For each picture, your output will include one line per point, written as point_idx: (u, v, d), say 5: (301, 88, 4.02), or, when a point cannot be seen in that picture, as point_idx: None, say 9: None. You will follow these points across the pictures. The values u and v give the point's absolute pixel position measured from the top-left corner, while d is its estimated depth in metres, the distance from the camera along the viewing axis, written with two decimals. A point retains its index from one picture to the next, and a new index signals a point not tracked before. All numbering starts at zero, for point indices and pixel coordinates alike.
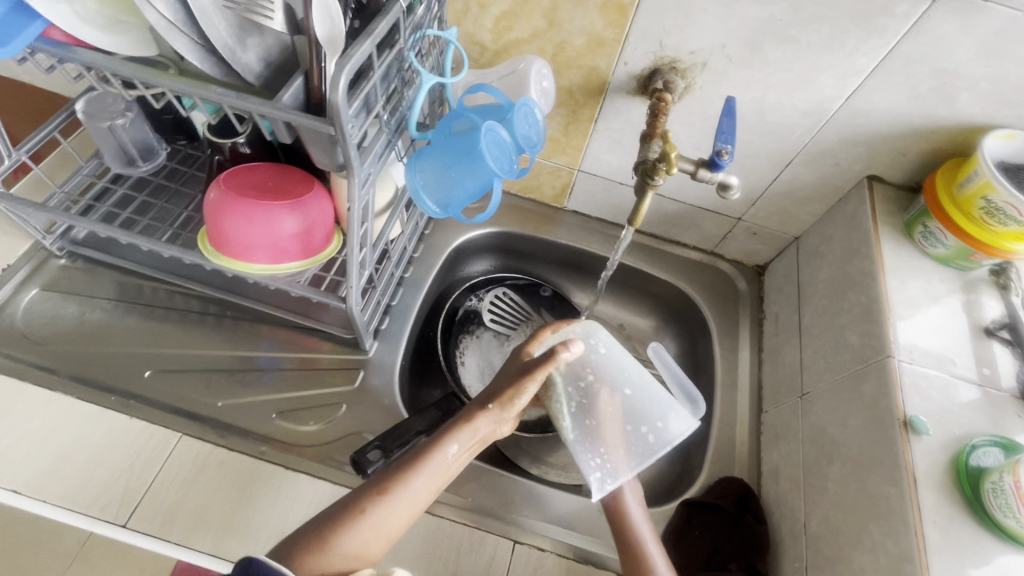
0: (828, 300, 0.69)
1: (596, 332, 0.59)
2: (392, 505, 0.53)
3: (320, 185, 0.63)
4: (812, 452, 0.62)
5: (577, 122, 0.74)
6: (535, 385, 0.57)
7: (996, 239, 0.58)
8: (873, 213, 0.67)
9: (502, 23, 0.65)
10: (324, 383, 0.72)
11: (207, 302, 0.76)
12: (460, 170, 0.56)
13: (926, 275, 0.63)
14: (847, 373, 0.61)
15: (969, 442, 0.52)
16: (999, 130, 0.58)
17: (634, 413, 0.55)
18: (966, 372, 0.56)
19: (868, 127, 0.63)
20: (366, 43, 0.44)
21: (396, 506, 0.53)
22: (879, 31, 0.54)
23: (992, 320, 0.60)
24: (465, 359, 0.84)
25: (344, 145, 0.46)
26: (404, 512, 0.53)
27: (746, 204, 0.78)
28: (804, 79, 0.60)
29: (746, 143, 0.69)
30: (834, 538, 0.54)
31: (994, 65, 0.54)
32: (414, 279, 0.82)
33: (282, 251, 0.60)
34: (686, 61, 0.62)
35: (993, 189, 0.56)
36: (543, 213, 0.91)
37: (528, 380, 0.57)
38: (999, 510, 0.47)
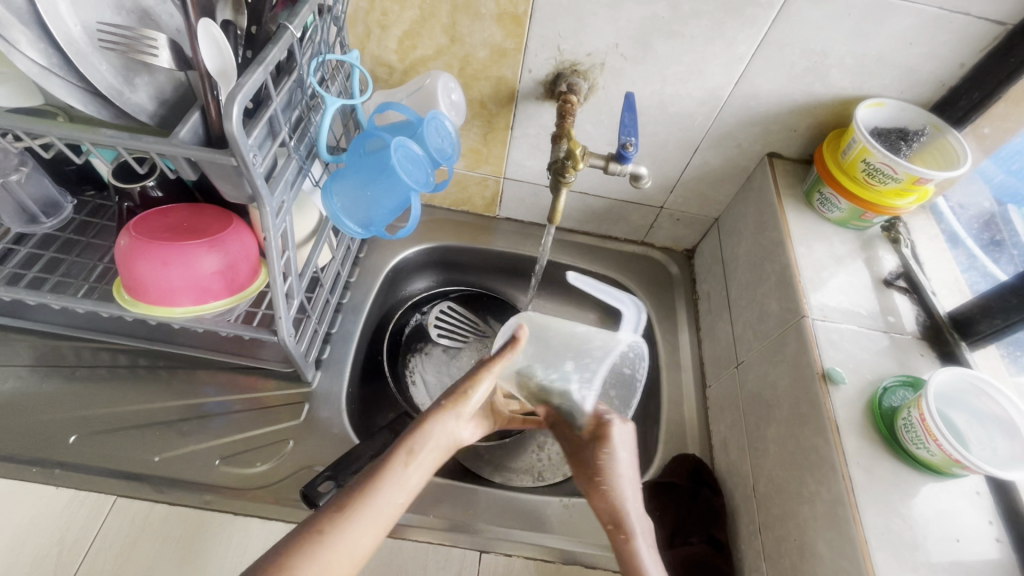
0: (748, 273, 0.73)
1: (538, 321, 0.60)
2: (345, 526, 0.43)
3: (238, 221, 0.61)
4: (751, 417, 0.65)
5: (494, 131, 0.76)
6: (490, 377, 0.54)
7: (881, 198, 0.63)
8: (777, 188, 0.71)
9: (405, 42, 0.66)
10: (269, 421, 0.70)
11: (134, 355, 0.73)
12: (376, 189, 0.56)
13: (828, 238, 0.68)
14: (772, 338, 0.65)
15: (881, 385, 0.56)
16: (869, 100, 0.64)
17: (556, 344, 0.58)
18: (873, 321, 0.61)
19: (758, 108, 0.68)
20: (257, 72, 0.44)
21: (358, 526, 0.44)
22: (752, 20, 0.59)
23: (890, 271, 0.65)
24: (416, 378, 0.84)
25: (250, 175, 0.46)
26: (373, 530, 0.44)
27: (665, 191, 0.82)
28: (695, 69, 0.64)
29: (654, 134, 0.73)
30: (779, 495, 0.57)
31: (854, 42, 0.59)
32: (353, 304, 0.81)
33: (205, 290, 0.58)
34: (586, 63, 0.65)
35: (870, 152, 0.60)
36: (477, 224, 0.92)
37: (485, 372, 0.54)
38: (912, 443, 0.50)
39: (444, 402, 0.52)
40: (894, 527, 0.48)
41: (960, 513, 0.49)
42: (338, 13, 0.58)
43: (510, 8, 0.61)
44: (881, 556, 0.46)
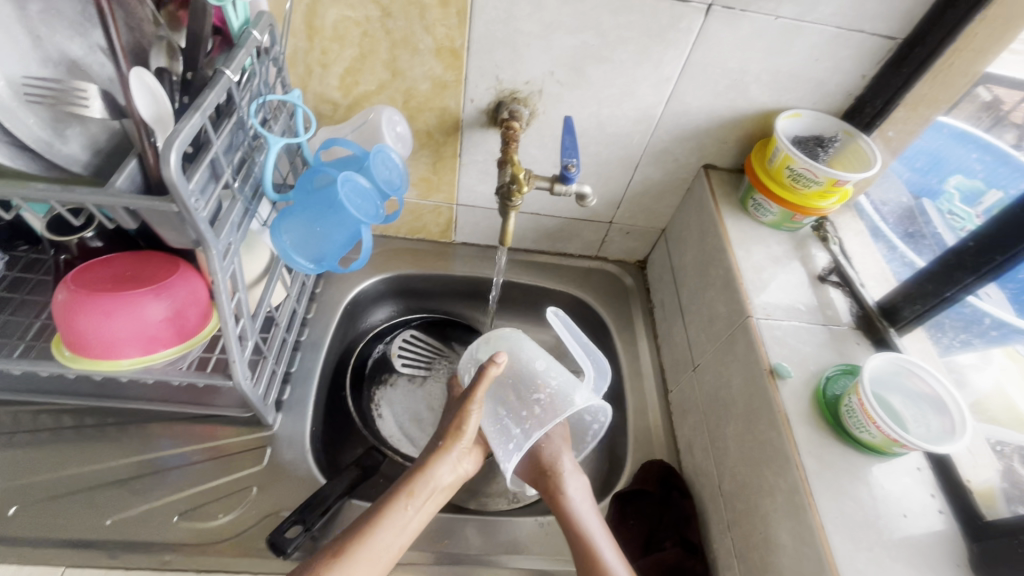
0: (695, 279, 0.77)
1: (527, 357, 0.66)
2: (354, 565, 0.50)
3: (185, 264, 0.60)
4: (711, 417, 0.67)
5: (443, 159, 0.78)
6: (476, 411, 0.61)
7: (807, 200, 0.67)
8: (714, 197, 0.75)
9: (347, 79, 0.67)
10: (230, 469, 0.68)
11: (80, 414, 0.69)
12: (326, 224, 0.56)
13: (765, 240, 0.72)
14: (722, 339, 0.68)
15: (824, 375, 0.59)
16: (787, 111, 0.69)
17: (523, 387, 0.64)
18: (812, 315, 0.65)
19: (689, 124, 0.72)
20: (193, 117, 0.44)
21: (359, 563, 0.51)
22: (674, 44, 0.63)
23: (823, 267, 0.70)
24: (383, 412, 0.83)
25: (193, 220, 0.46)
26: (372, 567, 0.51)
27: (612, 207, 0.85)
28: (627, 92, 0.68)
29: (596, 154, 0.76)
30: (742, 491, 0.59)
31: (767, 60, 0.64)
32: (312, 340, 0.80)
33: (154, 340, 0.57)
34: (525, 90, 0.68)
35: (792, 159, 0.65)
36: (434, 250, 0.93)
37: (469, 406, 0.60)
38: (856, 427, 0.53)
39: (442, 438, 0.61)
40: (847, 509, 0.50)
41: (905, 489, 0.52)
42: (277, 54, 0.59)
43: (447, 43, 0.63)
44: (838, 538, 0.48)
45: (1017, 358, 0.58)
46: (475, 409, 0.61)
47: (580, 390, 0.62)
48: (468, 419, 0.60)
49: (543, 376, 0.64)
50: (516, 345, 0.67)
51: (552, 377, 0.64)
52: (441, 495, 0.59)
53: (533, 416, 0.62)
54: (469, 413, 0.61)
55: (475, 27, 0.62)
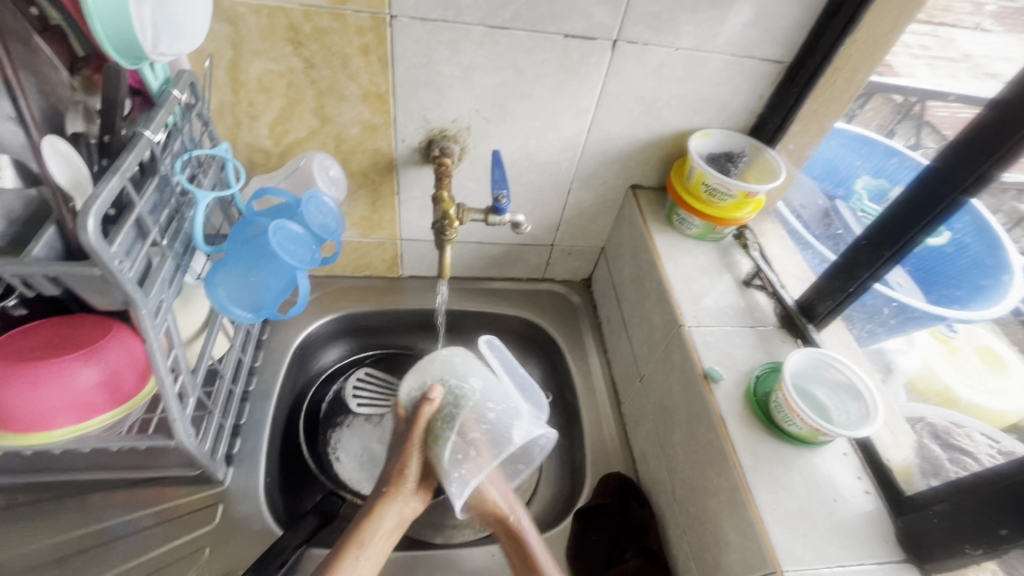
0: (634, 293, 0.80)
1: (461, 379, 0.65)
2: None
3: (117, 324, 0.59)
4: (659, 426, 0.70)
5: (381, 198, 0.79)
6: (417, 451, 0.61)
7: (725, 212, 0.73)
8: (643, 215, 0.79)
9: (277, 128, 0.68)
10: (180, 532, 0.65)
11: (12, 492, 0.66)
12: (261, 273, 0.56)
13: (693, 252, 0.76)
14: (661, 349, 0.71)
15: (753, 374, 0.63)
16: (699, 132, 0.75)
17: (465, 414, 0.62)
18: (740, 319, 0.69)
19: (612, 149, 0.77)
20: (112, 180, 0.44)
21: None
22: (587, 77, 0.67)
23: (747, 272, 0.74)
24: (340, 454, 0.81)
25: (119, 282, 0.45)
26: None
27: (551, 231, 0.88)
28: (550, 123, 0.72)
29: (530, 182, 0.79)
30: (691, 494, 0.61)
31: (674, 86, 0.69)
32: (261, 389, 0.78)
33: (87, 407, 0.55)
34: (453, 128, 0.71)
35: (706, 176, 0.70)
36: (382, 286, 0.94)
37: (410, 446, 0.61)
38: (784, 421, 0.57)
39: (385, 483, 0.60)
40: (783, 500, 0.53)
41: (835, 476, 0.56)
42: (202, 110, 0.60)
43: (372, 88, 0.66)
44: (776, 530, 0.51)
45: (944, 341, 0.70)
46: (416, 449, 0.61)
47: (520, 423, 0.61)
48: (410, 460, 0.60)
49: (480, 405, 0.63)
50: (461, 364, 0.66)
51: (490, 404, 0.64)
52: (391, 540, 0.58)
53: (471, 457, 0.59)
54: (409, 455, 0.61)
55: (398, 71, 0.64)
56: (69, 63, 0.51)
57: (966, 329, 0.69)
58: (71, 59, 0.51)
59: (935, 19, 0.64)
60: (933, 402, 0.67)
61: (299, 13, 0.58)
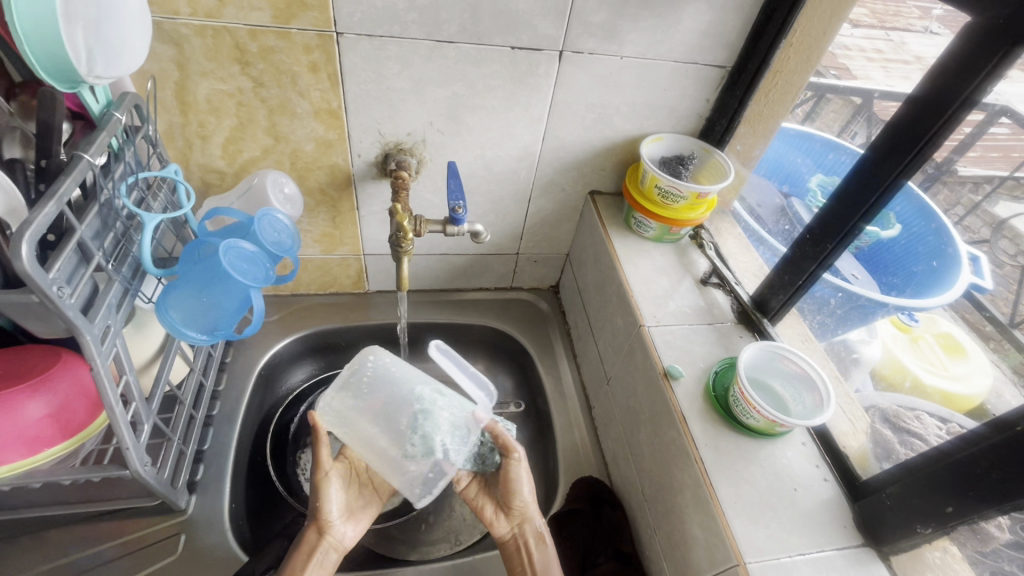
0: (598, 297, 0.81)
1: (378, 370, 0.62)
2: None
3: (68, 354, 0.58)
4: (626, 427, 0.70)
5: (341, 213, 0.79)
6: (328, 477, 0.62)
7: (679, 213, 0.74)
8: (602, 220, 0.80)
9: (229, 147, 0.68)
10: (140, 567, 0.63)
11: None
12: (214, 294, 0.56)
13: (651, 254, 0.78)
14: (624, 350, 0.72)
15: (712, 369, 0.64)
16: (650, 136, 0.77)
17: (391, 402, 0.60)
18: (699, 317, 0.70)
19: (568, 156, 0.78)
20: (49, 205, 0.43)
21: None
22: (537, 88, 0.68)
23: (705, 271, 0.76)
24: (309, 475, 0.80)
25: (59, 308, 0.44)
26: None
27: (515, 239, 0.89)
28: (505, 133, 0.73)
29: (489, 192, 0.80)
30: (659, 493, 0.62)
31: (623, 94, 0.71)
32: (225, 413, 0.77)
33: (33, 441, 0.53)
34: (408, 141, 0.72)
35: (658, 179, 0.71)
36: (348, 302, 0.93)
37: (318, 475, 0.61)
38: (742, 414, 0.58)
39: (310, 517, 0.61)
40: (744, 492, 0.54)
41: (795, 466, 0.57)
42: (149, 132, 0.59)
43: (324, 105, 0.66)
44: (738, 522, 0.52)
45: (905, 331, 0.69)
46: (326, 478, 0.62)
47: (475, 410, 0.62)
48: (325, 490, 0.61)
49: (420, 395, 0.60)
50: (375, 368, 0.62)
51: (440, 404, 0.60)
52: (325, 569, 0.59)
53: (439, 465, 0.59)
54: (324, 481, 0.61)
55: (349, 87, 0.65)
56: (6, 90, 0.50)
57: (927, 317, 0.68)
58: (8, 86, 0.51)
59: (886, 24, 0.65)
60: (883, 386, 0.68)
61: (244, 32, 0.58)
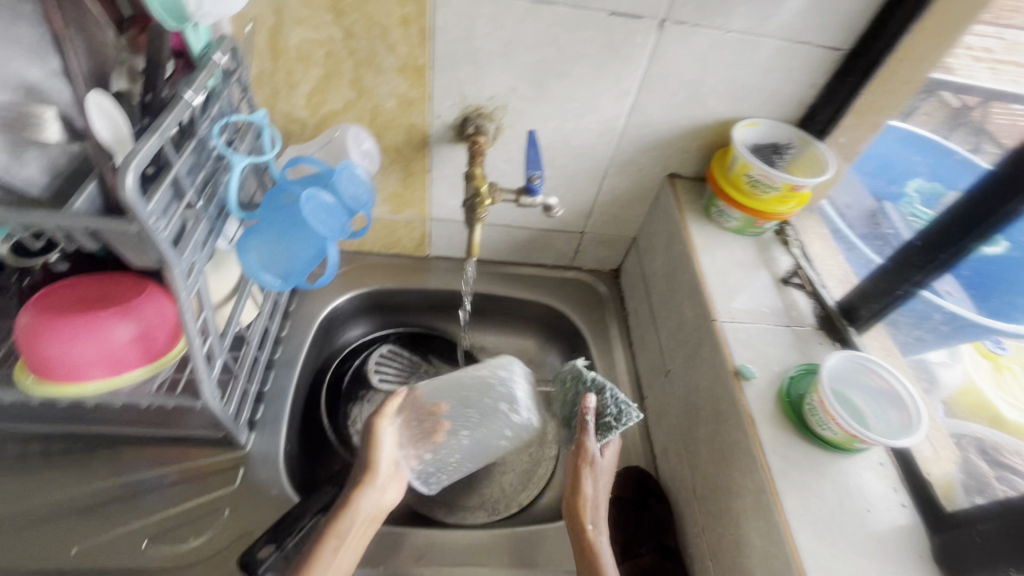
0: (665, 285, 0.78)
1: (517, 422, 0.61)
2: None
3: (152, 284, 0.60)
4: (683, 422, 0.68)
5: (412, 175, 0.79)
6: (385, 436, 0.60)
7: (767, 205, 0.70)
8: (679, 205, 0.77)
9: (314, 98, 0.68)
10: (202, 491, 0.67)
11: (48, 440, 0.68)
12: (292, 241, 0.57)
13: (729, 245, 0.73)
14: (690, 344, 0.69)
15: (788, 374, 0.60)
16: (744, 121, 0.72)
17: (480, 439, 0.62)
18: (776, 318, 0.66)
19: (652, 134, 0.74)
20: (152, 138, 0.44)
21: None
22: (631, 58, 0.65)
23: (786, 270, 0.71)
24: (359, 428, 0.82)
25: (154, 240, 0.46)
26: None
27: (582, 217, 0.86)
28: (589, 104, 0.70)
29: (563, 166, 0.78)
30: (713, 493, 0.60)
31: (723, 72, 0.66)
32: (286, 358, 0.79)
33: (119, 362, 0.56)
34: (489, 106, 0.70)
35: (750, 166, 0.67)
36: (409, 264, 0.94)
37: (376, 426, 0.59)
38: (818, 425, 0.54)
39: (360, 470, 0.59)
40: (812, 506, 0.51)
41: (871, 486, 0.53)
42: (242, 76, 0.60)
43: (411, 61, 0.65)
44: (803, 536, 0.49)
45: (989, 357, 0.62)
46: (383, 435, 0.59)
47: None
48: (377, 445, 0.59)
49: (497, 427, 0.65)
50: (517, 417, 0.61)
51: None
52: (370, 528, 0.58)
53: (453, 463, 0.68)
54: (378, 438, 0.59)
55: (437, 44, 0.63)
56: (116, 21, 0.51)
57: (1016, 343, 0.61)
58: (118, 17, 0.51)
59: (1000, 22, 0.59)
60: (983, 422, 0.60)
61: None
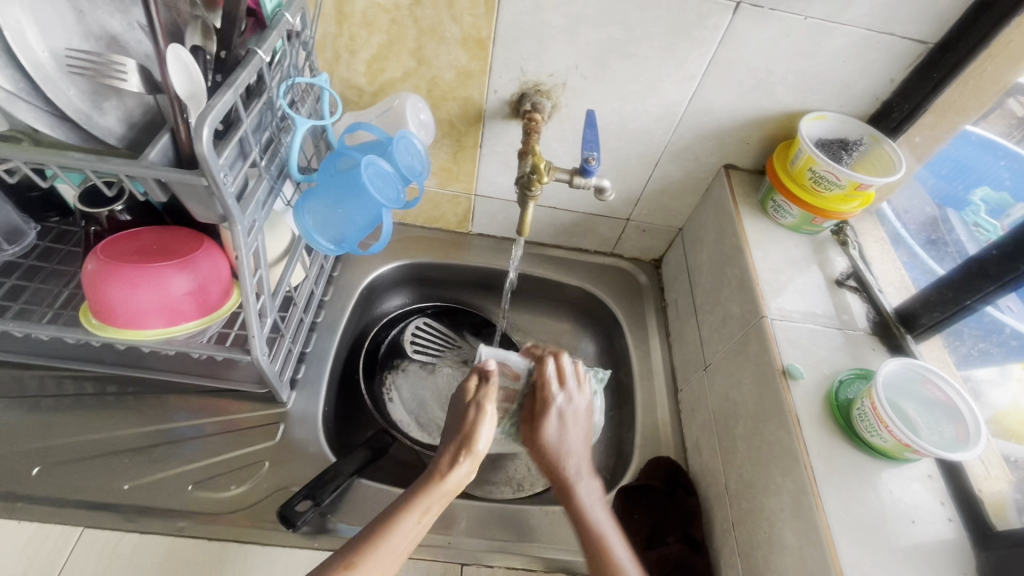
0: (711, 278, 0.76)
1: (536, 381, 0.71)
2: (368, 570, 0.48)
3: (209, 241, 0.61)
4: (721, 418, 0.67)
5: (463, 149, 0.78)
6: (486, 420, 0.59)
7: (828, 203, 0.67)
8: (733, 197, 0.75)
9: (373, 65, 0.68)
10: (244, 443, 0.69)
11: (102, 382, 0.71)
12: (348, 206, 0.57)
13: (783, 242, 0.71)
14: (735, 339, 0.68)
15: (837, 378, 0.59)
16: (812, 114, 0.69)
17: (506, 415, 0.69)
18: (827, 320, 0.64)
19: (712, 122, 0.72)
20: (226, 94, 0.45)
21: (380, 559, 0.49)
22: (700, 41, 0.63)
23: (841, 272, 0.69)
24: (394, 396, 0.84)
25: (221, 194, 0.47)
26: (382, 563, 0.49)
27: (630, 204, 0.85)
28: (651, 87, 0.68)
29: (616, 149, 0.76)
30: (748, 490, 0.59)
31: (795, 60, 0.64)
32: (328, 322, 0.81)
33: (176, 312, 0.58)
34: (548, 83, 0.69)
35: (815, 161, 0.65)
36: (450, 240, 0.94)
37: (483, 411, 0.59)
38: (867, 431, 0.53)
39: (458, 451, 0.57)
40: (854, 512, 0.50)
41: (916, 498, 0.52)
42: (307, 38, 0.60)
43: (474, 32, 0.64)
44: (843, 541, 0.48)
45: None
46: (485, 416, 0.59)
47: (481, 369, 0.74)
48: (483, 425, 0.59)
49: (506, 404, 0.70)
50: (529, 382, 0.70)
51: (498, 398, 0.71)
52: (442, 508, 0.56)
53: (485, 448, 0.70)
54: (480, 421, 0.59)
55: (502, 17, 0.62)
56: None
57: None
58: None
59: None
60: None
61: None
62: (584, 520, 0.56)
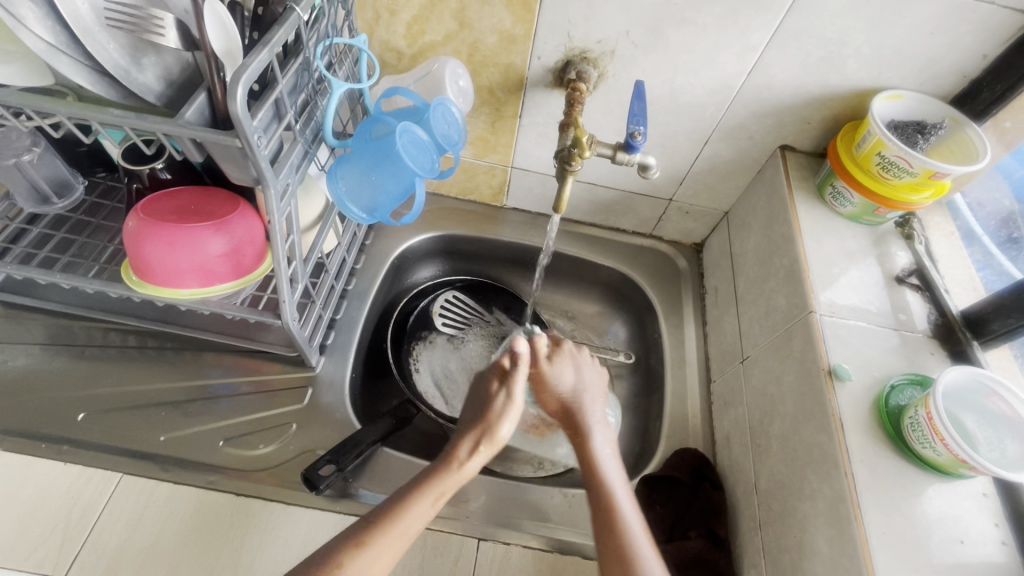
0: (757, 267, 0.72)
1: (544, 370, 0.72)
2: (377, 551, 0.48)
3: (245, 203, 0.61)
4: (756, 414, 0.64)
5: (503, 119, 0.75)
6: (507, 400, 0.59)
7: (896, 192, 0.62)
8: (788, 180, 0.70)
9: (413, 27, 0.66)
10: (274, 404, 0.70)
11: (143, 336, 0.74)
12: (381, 174, 0.56)
13: (840, 233, 0.66)
14: (778, 333, 0.64)
15: (889, 383, 0.55)
16: (886, 92, 0.63)
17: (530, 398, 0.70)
18: (882, 318, 0.60)
19: (771, 99, 0.66)
20: (262, 52, 0.43)
21: (389, 543, 0.49)
22: (766, 8, 0.57)
23: (903, 268, 0.64)
24: (419, 367, 0.83)
25: (254, 157, 0.46)
26: (393, 545, 0.49)
27: (674, 183, 0.81)
28: (708, 57, 0.63)
29: (664, 124, 0.72)
30: (780, 491, 0.56)
31: (873, 31, 0.58)
32: (358, 291, 0.81)
33: (211, 273, 0.59)
34: (596, 50, 0.64)
35: (885, 145, 0.59)
36: (484, 213, 0.92)
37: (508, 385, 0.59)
38: (918, 442, 0.49)
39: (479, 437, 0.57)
40: (896, 526, 0.47)
41: (966, 516, 0.49)
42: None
43: None
44: (882, 555, 0.46)
45: None
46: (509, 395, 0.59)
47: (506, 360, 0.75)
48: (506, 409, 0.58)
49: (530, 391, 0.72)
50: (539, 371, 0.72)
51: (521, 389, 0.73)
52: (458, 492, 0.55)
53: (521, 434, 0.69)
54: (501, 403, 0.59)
55: None
56: None
57: None
58: None
59: None
60: None
61: None
62: (598, 475, 0.55)
